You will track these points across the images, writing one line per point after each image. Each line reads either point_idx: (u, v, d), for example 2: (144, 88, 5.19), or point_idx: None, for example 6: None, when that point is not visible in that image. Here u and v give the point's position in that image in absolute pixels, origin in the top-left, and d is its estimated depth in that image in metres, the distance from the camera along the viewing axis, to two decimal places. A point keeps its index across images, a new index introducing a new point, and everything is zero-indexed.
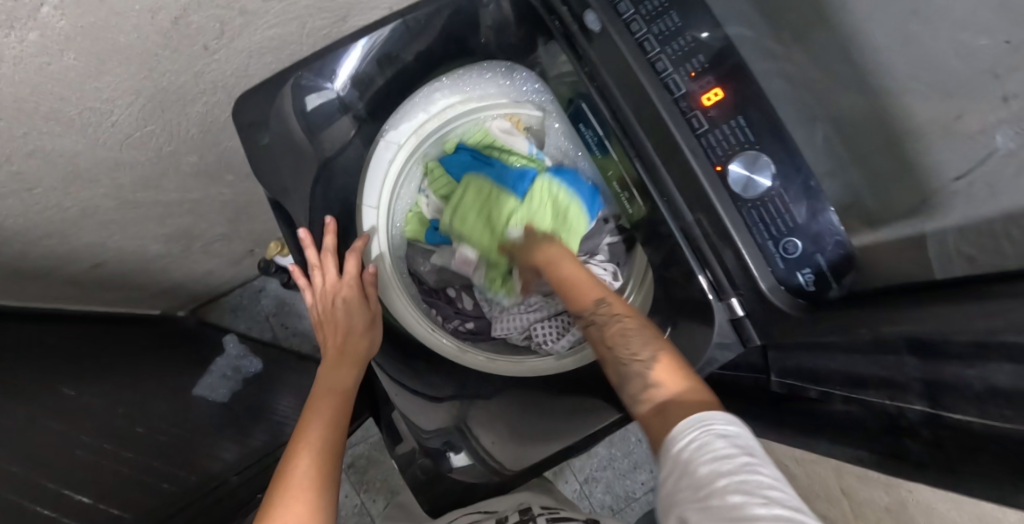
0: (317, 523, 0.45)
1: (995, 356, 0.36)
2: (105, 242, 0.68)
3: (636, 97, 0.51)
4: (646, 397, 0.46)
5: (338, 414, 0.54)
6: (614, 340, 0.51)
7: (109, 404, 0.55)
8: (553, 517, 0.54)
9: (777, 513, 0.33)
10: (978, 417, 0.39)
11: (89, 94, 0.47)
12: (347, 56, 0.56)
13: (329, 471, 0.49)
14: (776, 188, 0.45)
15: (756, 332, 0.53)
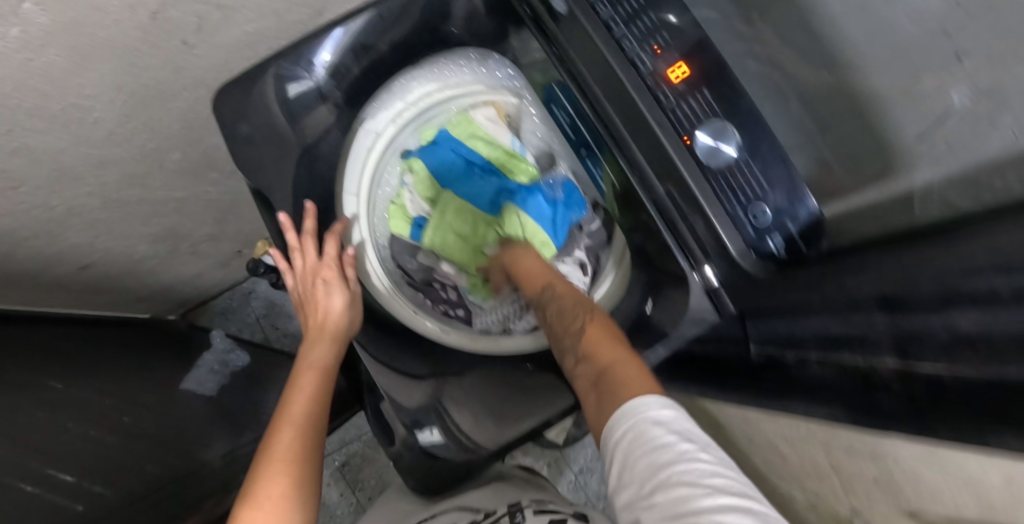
0: (296, 500, 0.41)
1: (958, 304, 0.36)
2: (95, 243, 0.69)
3: (602, 73, 0.51)
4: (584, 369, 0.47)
5: (321, 387, 0.50)
6: (557, 317, 0.55)
7: (105, 397, 0.57)
8: (540, 511, 0.53)
9: (723, 503, 0.31)
10: (948, 368, 0.38)
11: (72, 89, 0.50)
12: (323, 46, 0.52)
13: (312, 446, 0.45)
14: (742, 158, 0.45)
15: (732, 301, 0.52)
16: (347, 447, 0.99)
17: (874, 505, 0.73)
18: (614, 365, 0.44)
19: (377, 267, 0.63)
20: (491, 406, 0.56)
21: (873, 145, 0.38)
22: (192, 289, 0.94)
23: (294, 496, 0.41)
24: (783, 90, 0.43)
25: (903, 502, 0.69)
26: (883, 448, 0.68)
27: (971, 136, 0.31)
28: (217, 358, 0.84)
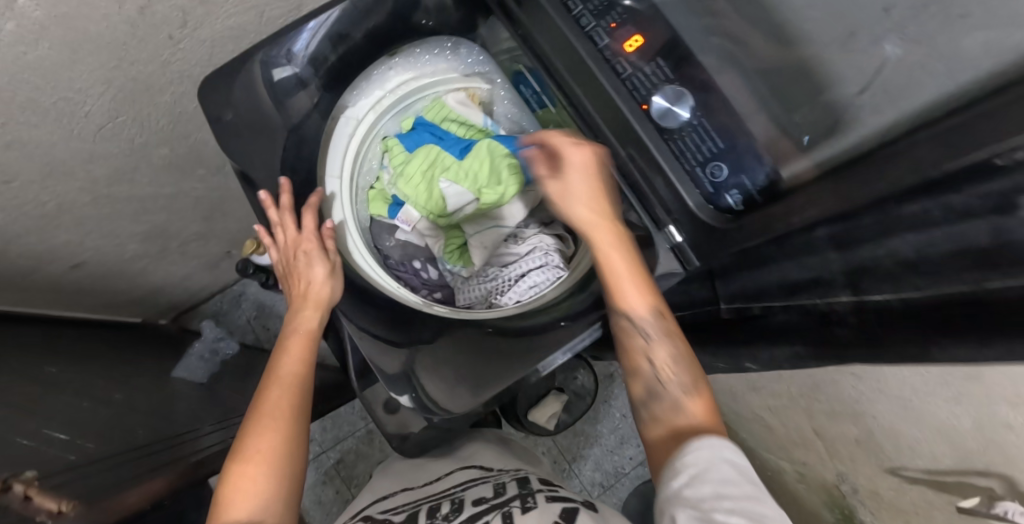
0: (285, 448, 0.47)
1: (899, 231, 0.39)
2: (86, 240, 0.71)
3: (562, 48, 0.53)
4: (664, 418, 0.51)
5: (307, 351, 0.55)
6: (658, 356, 0.53)
7: (98, 382, 0.58)
8: (553, 496, 0.63)
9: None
10: (894, 294, 0.41)
11: (63, 83, 0.52)
12: (300, 35, 0.55)
13: (301, 402, 0.51)
14: (693, 118, 0.48)
15: (694, 254, 0.54)
16: (341, 444, 1.04)
17: (857, 465, 0.76)
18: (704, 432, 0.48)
19: (362, 244, 0.66)
20: (465, 371, 0.58)
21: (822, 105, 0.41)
22: (183, 290, 0.96)
23: (286, 449, 0.48)
24: (736, 59, 0.44)
25: (882, 458, 0.71)
26: (860, 406, 0.70)
27: (909, 84, 0.34)
28: (209, 345, 0.90)
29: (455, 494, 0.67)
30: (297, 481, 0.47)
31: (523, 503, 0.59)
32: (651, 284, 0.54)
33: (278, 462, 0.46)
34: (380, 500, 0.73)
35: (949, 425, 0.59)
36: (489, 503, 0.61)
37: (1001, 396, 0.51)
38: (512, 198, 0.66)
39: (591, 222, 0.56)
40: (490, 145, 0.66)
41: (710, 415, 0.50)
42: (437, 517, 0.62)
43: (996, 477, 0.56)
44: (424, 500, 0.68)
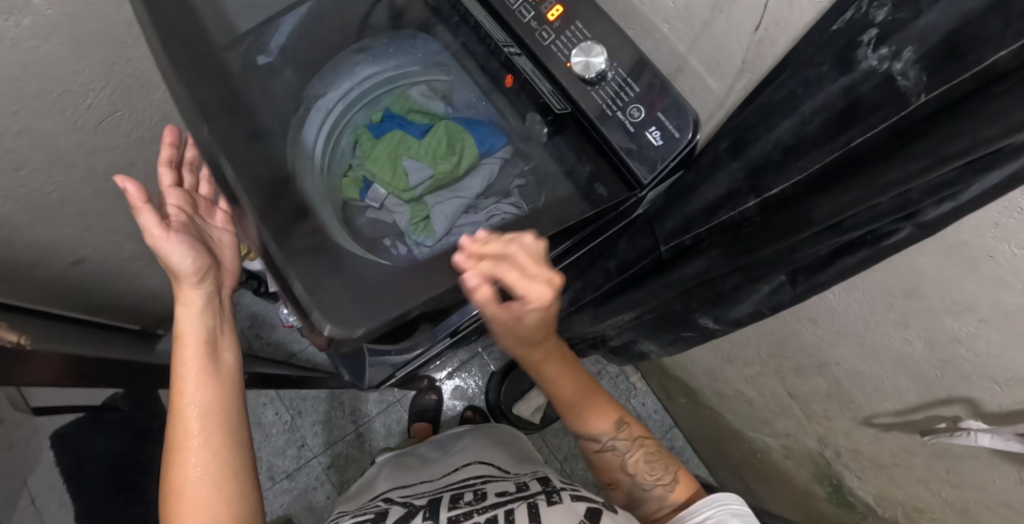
0: (213, 465, 0.52)
1: (808, 116, 0.43)
2: (86, 234, 0.80)
3: (492, 26, 0.61)
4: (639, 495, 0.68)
5: (200, 355, 0.56)
6: (636, 463, 0.68)
7: (61, 340, 0.68)
8: (576, 495, 0.67)
9: None
10: (787, 183, 0.47)
11: (70, 76, 0.60)
12: (274, 30, 0.63)
13: (211, 416, 0.54)
14: (609, 66, 0.56)
15: (619, 187, 0.59)
16: (333, 448, 1.17)
17: (834, 421, 0.76)
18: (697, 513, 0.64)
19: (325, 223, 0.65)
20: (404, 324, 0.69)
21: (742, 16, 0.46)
22: None
23: (218, 469, 0.53)
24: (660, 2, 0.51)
25: (855, 409, 0.71)
26: (823, 353, 0.71)
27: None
28: None
29: (475, 485, 0.76)
30: (243, 483, 0.54)
31: (548, 498, 0.66)
32: (604, 402, 0.69)
33: (204, 484, 0.52)
34: (401, 487, 0.82)
35: (905, 355, 0.59)
36: (512, 495, 0.69)
37: (942, 308, 0.51)
38: (468, 171, 0.72)
39: (542, 346, 0.63)
40: (448, 127, 0.72)
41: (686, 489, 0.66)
42: (461, 502, 0.70)
43: (959, 403, 0.55)
44: (445, 490, 0.77)
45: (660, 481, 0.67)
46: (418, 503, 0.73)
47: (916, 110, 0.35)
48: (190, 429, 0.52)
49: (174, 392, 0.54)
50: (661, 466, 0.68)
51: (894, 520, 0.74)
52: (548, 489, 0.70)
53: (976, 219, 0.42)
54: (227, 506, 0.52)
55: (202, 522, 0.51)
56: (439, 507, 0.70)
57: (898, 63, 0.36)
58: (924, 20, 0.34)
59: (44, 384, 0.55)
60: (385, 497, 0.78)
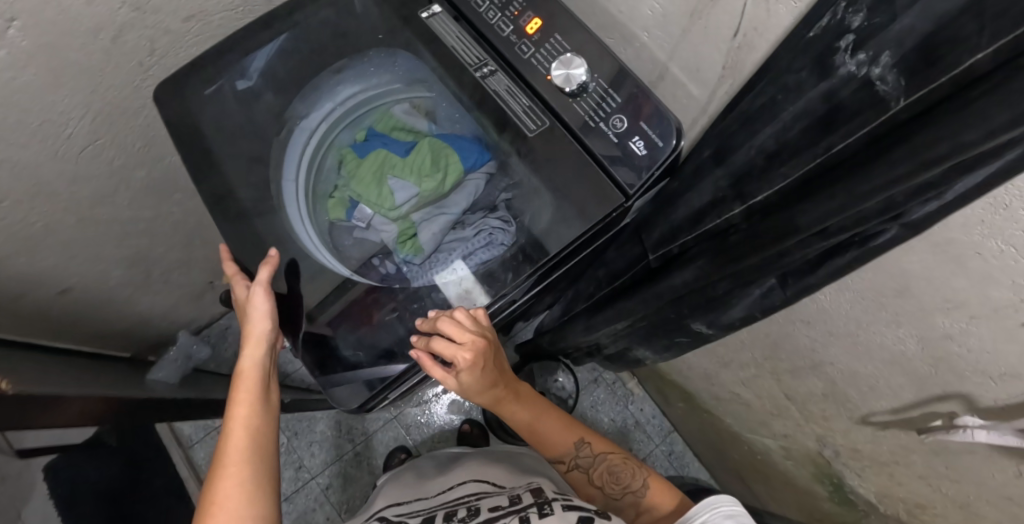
0: (249, 488, 0.55)
1: (793, 123, 0.43)
2: (71, 264, 0.78)
3: (472, 42, 0.62)
4: (619, 507, 0.71)
5: (253, 390, 0.62)
6: (603, 477, 0.74)
7: (66, 375, 0.70)
8: (568, 504, 0.66)
9: None
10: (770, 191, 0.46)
11: (47, 106, 0.60)
12: (256, 57, 0.64)
13: (256, 443, 0.59)
14: (589, 77, 0.58)
15: (600, 202, 0.58)
16: (331, 468, 1.16)
17: (832, 421, 0.75)
18: (673, 516, 0.66)
19: (318, 253, 0.67)
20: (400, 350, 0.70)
21: None
22: (172, 321, 1.08)
23: (253, 493, 0.55)
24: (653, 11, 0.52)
25: (852, 408, 0.70)
26: (817, 355, 0.71)
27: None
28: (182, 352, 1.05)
29: (470, 503, 0.74)
30: (271, 512, 0.56)
31: (539, 509, 0.65)
32: (567, 426, 0.77)
33: (240, 502, 0.54)
34: (396, 504, 0.82)
35: (898, 353, 0.59)
36: (505, 509, 0.68)
37: (933, 306, 0.52)
38: (454, 187, 0.72)
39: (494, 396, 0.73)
40: (431, 143, 0.72)
41: (663, 492, 0.69)
42: (455, 519, 0.70)
43: (954, 400, 0.55)
44: (440, 508, 0.76)
45: (630, 488, 0.71)
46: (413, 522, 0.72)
47: (895, 114, 0.35)
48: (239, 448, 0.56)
49: (227, 420, 0.60)
50: (628, 472, 0.72)
51: (896, 517, 0.74)
52: (540, 500, 0.68)
53: (962, 218, 0.43)
54: None
55: None
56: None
57: (877, 68, 0.36)
58: (901, 24, 0.35)
59: (44, 425, 0.55)
60: (380, 516, 0.77)
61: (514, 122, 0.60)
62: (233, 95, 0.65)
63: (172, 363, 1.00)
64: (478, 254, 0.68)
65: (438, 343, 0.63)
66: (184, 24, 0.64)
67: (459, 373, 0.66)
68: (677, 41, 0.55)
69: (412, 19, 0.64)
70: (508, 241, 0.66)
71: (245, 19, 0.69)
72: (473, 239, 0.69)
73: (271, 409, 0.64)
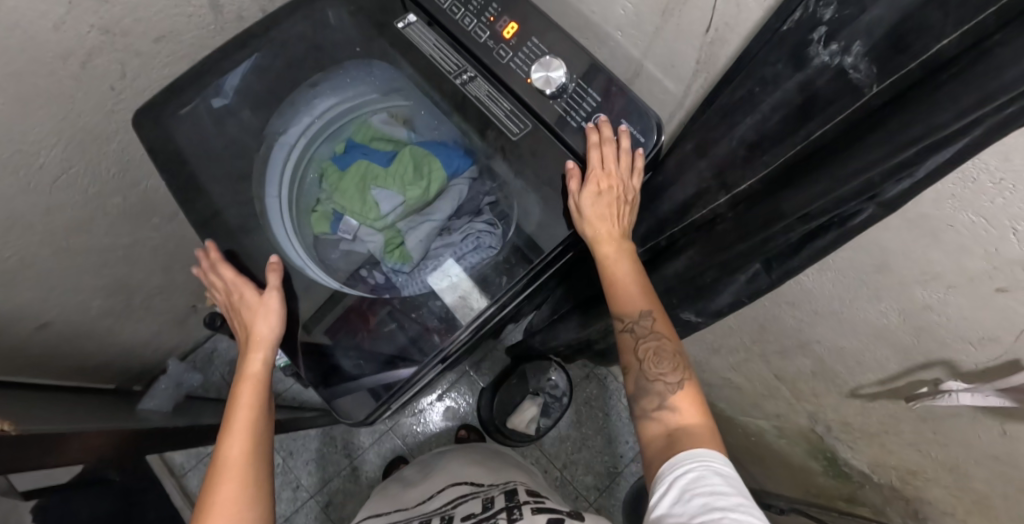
0: (245, 494, 0.55)
1: (778, 114, 0.46)
2: (49, 297, 0.76)
3: (451, 49, 0.62)
4: (645, 398, 0.58)
5: (256, 393, 0.62)
6: (645, 353, 0.59)
7: (55, 411, 0.68)
8: (538, 508, 0.67)
9: (722, 504, 0.45)
10: (756, 178, 0.49)
11: (17, 136, 0.58)
12: (232, 75, 0.63)
13: (255, 448, 0.58)
14: (569, 77, 0.58)
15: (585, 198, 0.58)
16: (328, 486, 1.14)
17: (823, 398, 0.78)
18: (697, 431, 0.54)
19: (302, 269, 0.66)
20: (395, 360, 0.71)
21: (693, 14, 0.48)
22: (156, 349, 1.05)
23: (248, 500, 0.55)
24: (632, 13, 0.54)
25: (841, 384, 0.73)
26: (804, 334, 0.73)
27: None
28: (173, 381, 1.04)
29: (445, 512, 0.73)
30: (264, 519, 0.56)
31: (509, 516, 0.65)
32: (648, 293, 0.59)
33: (235, 511, 0.54)
34: (376, 516, 0.81)
35: (881, 326, 0.61)
36: (476, 517, 0.68)
37: (910, 279, 0.54)
38: (439, 194, 0.72)
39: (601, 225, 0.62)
40: (412, 151, 0.73)
41: (696, 410, 0.56)
42: None
43: (938, 366, 0.58)
44: (416, 518, 0.75)
45: (665, 380, 0.58)
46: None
47: (870, 100, 0.39)
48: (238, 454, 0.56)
49: (227, 420, 0.59)
50: (672, 362, 0.58)
51: (889, 485, 0.76)
52: (510, 506, 0.69)
53: (934, 192, 0.45)
54: None
55: None
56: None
57: (849, 58, 0.40)
58: (868, 16, 0.38)
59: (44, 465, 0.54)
60: None
61: (499, 125, 0.60)
62: (209, 114, 0.64)
63: (160, 394, 0.98)
64: (468, 258, 0.68)
65: (613, 150, 0.57)
66: (154, 45, 0.63)
67: (591, 183, 0.57)
68: (651, 39, 0.56)
69: (388, 28, 0.64)
70: (499, 245, 0.66)
71: (217, 37, 0.68)
72: (462, 244, 0.69)
73: (269, 412, 0.63)
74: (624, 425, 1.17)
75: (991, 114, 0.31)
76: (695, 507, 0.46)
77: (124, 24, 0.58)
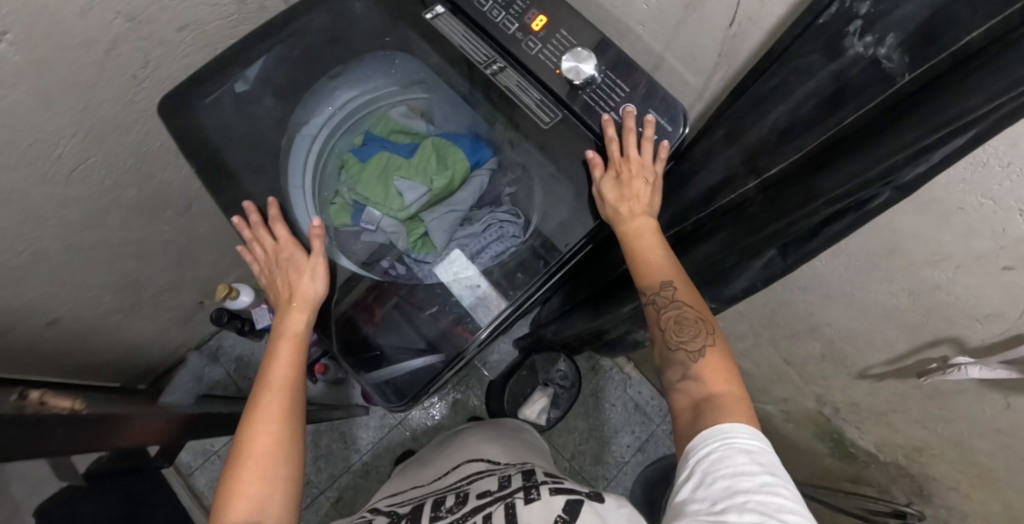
0: (280, 446, 0.55)
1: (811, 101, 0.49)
2: (60, 293, 0.75)
3: (479, 41, 0.63)
4: (674, 372, 0.59)
5: (297, 352, 0.63)
6: (666, 322, 0.60)
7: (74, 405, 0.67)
8: (557, 488, 0.64)
9: (747, 487, 0.45)
10: (786, 161, 0.51)
11: (38, 125, 0.57)
12: (257, 65, 0.64)
13: (292, 404, 0.59)
14: (597, 70, 0.59)
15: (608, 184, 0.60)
16: (338, 482, 1.14)
17: (832, 380, 0.81)
18: (723, 397, 0.54)
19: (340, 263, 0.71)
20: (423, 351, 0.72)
21: (724, 5, 0.50)
22: (160, 348, 1.03)
23: (284, 451, 0.55)
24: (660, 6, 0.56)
25: (850, 365, 0.76)
26: (815, 317, 0.76)
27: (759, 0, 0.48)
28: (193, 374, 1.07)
29: (460, 489, 0.72)
30: (297, 473, 0.55)
31: (526, 494, 0.63)
32: (669, 262, 0.61)
33: (271, 460, 0.53)
34: (392, 496, 0.81)
35: (891, 307, 0.64)
36: (492, 495, 0.66)
37: (921, 260, 0.57)
38: (461, 184, 0.72)
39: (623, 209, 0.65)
40: (434, 143, 0.73)
41: (721, 380, 0.55)
42: (442, 509, 0.67)
43: (947, 344, 0.61)
44: (431, 494, 0.75)
45: (686, 348, 0.58)
46: (402, 511, 0.71)
47: (902, 87, 0.42)
48: (278, 406, 0.56)
49: (266, 377, 0.60)
50: (694, 329, 0.59)
51: (895, 463, 0.80)
52: (528, 484, 0.66)
53: (944, 178, 0.48)
54: (284, 489, 0.53)
55: (259, 495, 0.51)
56: (421, 515, 0.68)
57: (883, 48, 0.43)
58: (903, 9, 0.41)
59: (110, 446, 0.54)
60: (372, 508, 0.76)
61: (531, 115, 0.62)
62: (234, 104, 0.64)
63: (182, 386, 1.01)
64: (494, 247, 0.70)
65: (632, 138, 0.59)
66: (178, 33, 0.62)
67: (611, 173, 0.60)
68: (672, 33, 0.58)
69: (415, 18, 0.64)
70: (524, 236, 0.69)
71: (239, 28, 0.68)
72: (488, 231, 0.71)
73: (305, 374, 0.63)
74: (628, 415, 1.20)
75: (1016, 100, 0.34)
76: (718, 490, 0.46)
77: (150, 11, 0.58)
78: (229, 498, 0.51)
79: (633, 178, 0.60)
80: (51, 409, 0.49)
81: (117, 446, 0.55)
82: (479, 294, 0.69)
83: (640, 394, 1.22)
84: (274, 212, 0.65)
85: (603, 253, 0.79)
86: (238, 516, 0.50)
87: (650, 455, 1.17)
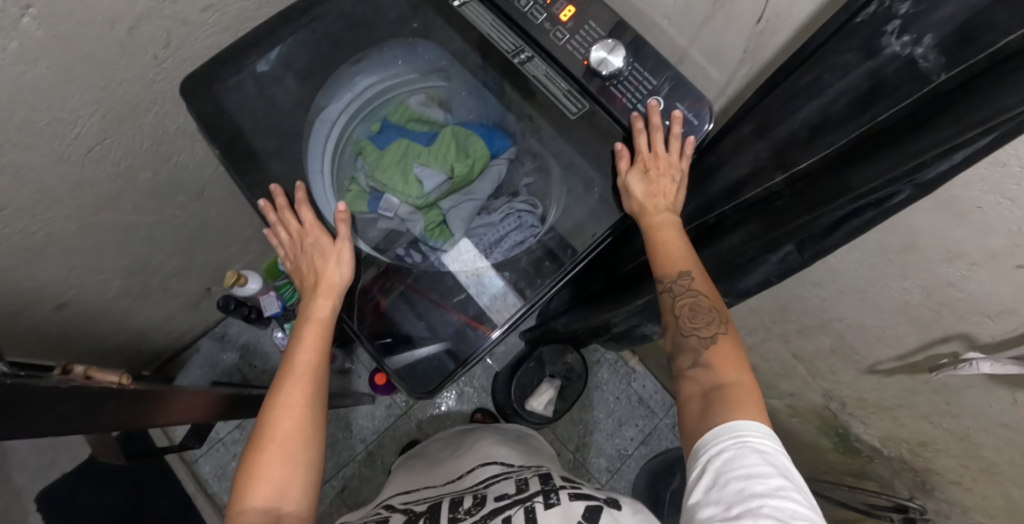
0: (302, 430, 0.55)
1: (846, 98, 0.50)
2: (70, 276, 0.74)
3: (505, 30, 0.63)
4: (684, 358, 0.59)
5: (322, 337, 0.63)
6: (681, 310, 0.60)
7: None
8: (576, 494, 0.64)
9: (759, 490, 0.44)
10: (817, 156, 0.52)
11: (57, 104, 0.56)
12: (281, 48, 0.63)
13: (316, 389, 0.59)
14: (624, 62, 0.60)
15: (635, 177, 0.61)
16: (343, 471, 1.14)
17: (840, 374, 0.83)
18: (732, 388, 0.54)
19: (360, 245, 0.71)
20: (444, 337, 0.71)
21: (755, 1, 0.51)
22: (166, 333, 1.02)
23: (306, 437, 0.55)
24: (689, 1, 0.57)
25: (859, 360, 0.78)
26: (827, 313, 0.77)
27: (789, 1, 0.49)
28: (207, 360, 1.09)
29: (477, 491, 0.71)
30: (318, 459, 0.55)
31: (545, 500, 0.62)
32: (687, 253, 0.61)
33: (294, 445, 0.54)
34: (405, 493, 0.80)
35: (902, 302, 0.65)
36: (510, 498, 0.65)
37: (937, 258, 0.57)
38: (480, 173, 0.72)
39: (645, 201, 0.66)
40: (454, 132, 0.73)
41: (733, 369, 0.56)
42: (460, 510, 0.66)
43: (957, 340, 0.62)
44: (447, 495, 0.73)
45: (699, 335, 0.59)
46: (418, 510, 0.70)
47: (938, 86, 0.42)
48: (301, 390, 0.56)
49: (290, 361, 0.60)
50: (708, 317, 0.59)
51: (899, 457, 0.82)
52: (548, 490, 0.65)
53: (965, 176, 0.48)
54: (306, 473, 0.53)
55: (280, 479, 0.52)
56: (438, 515, 0.66)
57: (919, 48, 0.44)
58: (941, 12, 0.42)
59: (148, 424, 0.53)
60: (386, 503, 0.76)
61: (558, 106, 0.62)
62: (258, 88, 0.64)
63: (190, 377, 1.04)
64: (511, 237, 0.70)
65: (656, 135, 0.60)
66: (201, 14, 0.61)
67: (637, 167, 0.61)
68: (699, 28, 0.58)
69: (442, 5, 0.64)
70: (544, 226, 0.68)
71: (261, 10, 0.67)
72: (506, 222, 0.71)
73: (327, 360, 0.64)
74: (631, 409, 1.21)
75: None
76: (730, 493, 0.45)
77: None
78: (251, 479, 0.51)
79: (661, 175, 0.61)
80: (98, 382, 0.48)
81: (155, 424, 0.55)
82: (493, 293, 0.69)
83: (645, 388, 1.23)
84: (300, 195, 0.65)
85: (616, 251, 0.80)
86: (258, 498, 0.50)
87: (653, 448, 1.19)
